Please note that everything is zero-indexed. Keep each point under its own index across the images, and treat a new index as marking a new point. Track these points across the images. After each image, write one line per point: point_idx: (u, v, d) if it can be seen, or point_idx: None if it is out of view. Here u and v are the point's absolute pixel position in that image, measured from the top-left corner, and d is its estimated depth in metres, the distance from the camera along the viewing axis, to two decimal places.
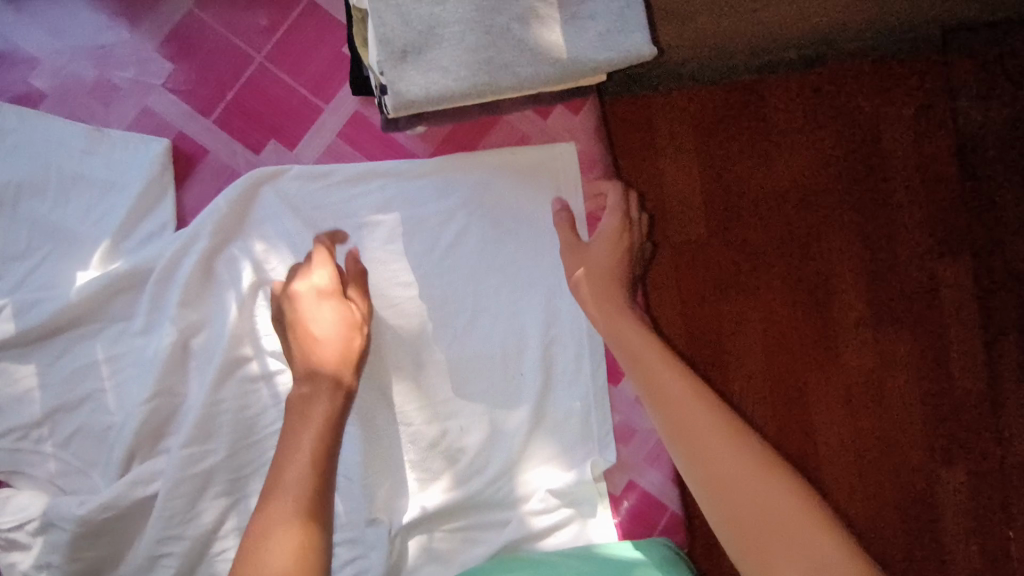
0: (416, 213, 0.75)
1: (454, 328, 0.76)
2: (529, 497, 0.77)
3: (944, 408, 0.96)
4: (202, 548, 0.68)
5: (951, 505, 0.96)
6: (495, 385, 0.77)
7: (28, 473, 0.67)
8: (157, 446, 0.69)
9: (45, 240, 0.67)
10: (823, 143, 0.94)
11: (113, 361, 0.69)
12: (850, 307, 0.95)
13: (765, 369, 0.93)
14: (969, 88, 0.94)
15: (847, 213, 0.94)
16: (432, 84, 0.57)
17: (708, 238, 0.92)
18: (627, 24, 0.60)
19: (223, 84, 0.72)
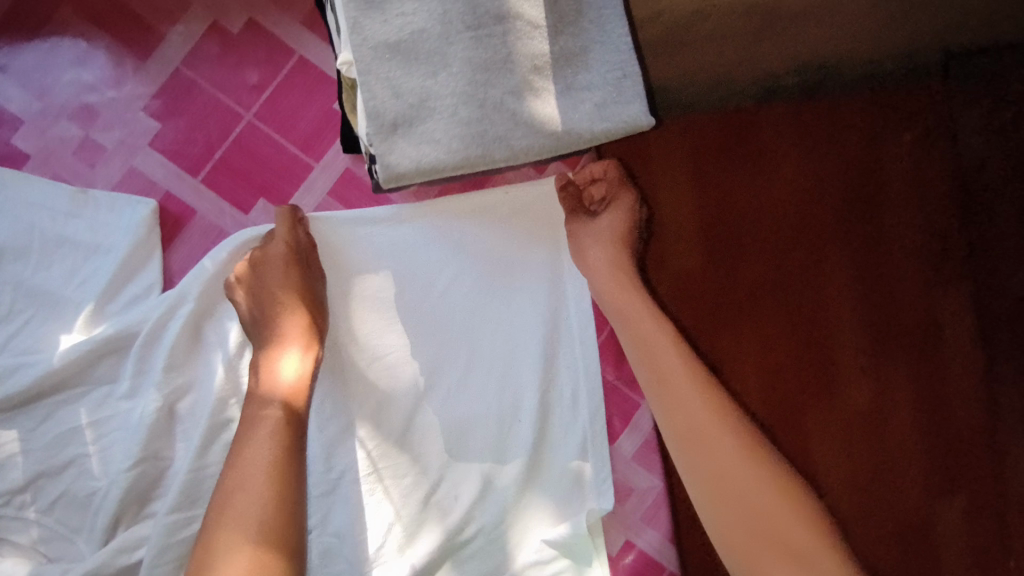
0: (414, 260, 0.72)
1: (446, 382, 0.72)
2: (523, 551, 0.71)
3: None
4: None
5: None
6: (495, 440, 0.72)
7: (11, 541, 0.63)
8: (143, 511, 0.64)
9: (30, 303, 0.65)
10: (846, 141, 0.69)
11: (98, 425, 0.65)
12: (885, 364, 0.68)
13: (773, 424, 0.72)
14: None
15: (891, 230, 0.67)
16: (424, 157, 0.54)
17: (701, 260, 0.76)
18: (623, 94, 0.57)
19: (212, 143, 0.70)
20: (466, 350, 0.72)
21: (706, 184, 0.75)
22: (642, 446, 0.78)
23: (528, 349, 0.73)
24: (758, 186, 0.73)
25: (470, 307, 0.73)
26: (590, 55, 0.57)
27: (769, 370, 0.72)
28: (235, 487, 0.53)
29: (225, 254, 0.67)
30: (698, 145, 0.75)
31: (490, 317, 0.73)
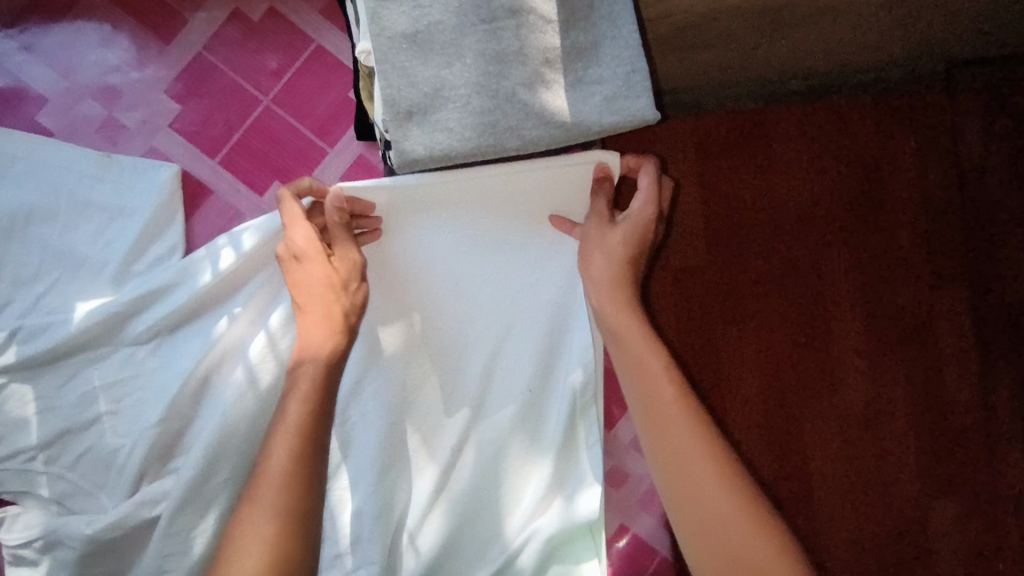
0: (458, 249, 0.72)
1: (449, 361, 0.73)
2: (519, 529, 0.71)
3: (941, 445, 0.89)
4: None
5: (947, 545, 0.89)
6: (508, 415, 0.73)
7: (33, 493, 0.65)
8: (167, 466, 0.65)
9: (56, 266, 0.67)
10: (825, 163, 0.88)
11: (119, 386, 0.66)
12: (849, 336, 0.89)
13: (763, 388, 0.89)
14: (973, 120, 0.86)
15: (846, 240, 0.89)
16: (437, 145, 0.56)
17: (707, 263, 0.88)
18: (632, 89, 0.59)
19: (231, 125, 0.72)
20: (478, 334, 0.73)
21: (711, 193, 0.88)
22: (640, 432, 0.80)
23: (548, 335, 0.73)
24: (762, 196, 0.88)
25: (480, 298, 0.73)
26: (601, 49, 0.59)
27: (760, 365, 0.89)
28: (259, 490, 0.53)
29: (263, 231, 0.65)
30: (704, 154, 0.88)
31: (502, 304, 0.73)
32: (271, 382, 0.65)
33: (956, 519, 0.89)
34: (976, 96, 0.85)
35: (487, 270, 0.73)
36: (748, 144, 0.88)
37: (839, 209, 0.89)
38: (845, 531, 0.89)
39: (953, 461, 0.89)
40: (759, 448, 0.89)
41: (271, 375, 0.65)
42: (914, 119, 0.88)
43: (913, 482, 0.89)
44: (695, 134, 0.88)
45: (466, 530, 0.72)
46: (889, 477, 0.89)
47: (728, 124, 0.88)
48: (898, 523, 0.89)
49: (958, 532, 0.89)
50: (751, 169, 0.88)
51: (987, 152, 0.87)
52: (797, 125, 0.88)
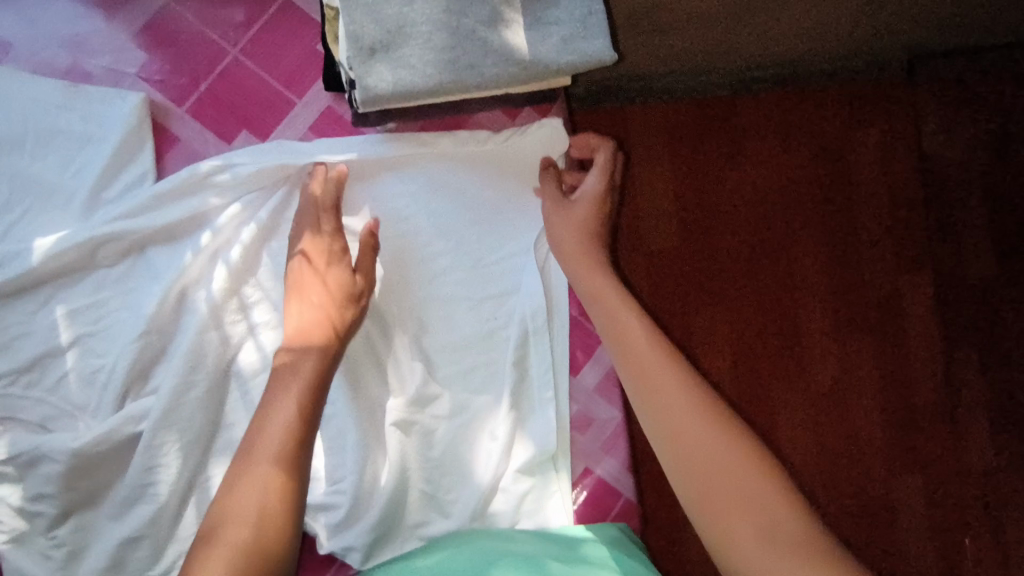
0: (436, 205, 0.75)
1: (426, 315, 0.76)
2: (484, 461, 0.76)
3: (900, 413, 1.02)
4: (190, 480, 0.71)
5: (909, 508, 1.01)
6: (475, 364, 0.76)
7: (18, 418, 0.68)
8: (146, 387, 0.71)
9: (25, 193, 0.68)
10: (790, 159, 0.99)
11: (93, 309, 0.70)
12: (815, 317, 1.01)
13: (741, 363, 0.99)
14: (932, 121, 1.02)
15: (812, 230, 1.00)
16: (400, 81, 0.58)
17: (683, 247, 0.97)
18: (590, 29, 0.61)
19: (198, 76, 0.73)
20: (452, 286, 0.76)
21: (689, 183, 0.97)
22: (604, 378, 0.80)
23: (516, 283, 0.77)
24: (739, 188, 0.98)
25: (452, 255, 0.76)
26: None
27: (734, 343, 0.99)
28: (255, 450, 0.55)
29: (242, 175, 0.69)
30: (678, 145, 0.97)
31: (479, 258, 0.76)
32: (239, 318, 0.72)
33: (917, 483, 1.01)
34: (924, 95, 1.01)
35: (462, 226, 0.76)
36: (724, 136, 0.98)
37: (806, 201, 1.00)
38: (823, 499, 0.99)
39: (915, 425, 1.02)
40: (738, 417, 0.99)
41: (239, 314, 0.71)
42: (876, 118, 1.01)
43: (875, 448, 1.01)
44: (670, 124, 0.96)
45: (425, 471, 0.75)
46: (855, 444, 1.01)
47: (702, 115, 0.97)
48: (863, 488, 1.00)
49: (919, 495, 1.01)
50: (727, 164, 0.98)
51: (944, 153, 1.02)
52: (766, 122, 0.99)
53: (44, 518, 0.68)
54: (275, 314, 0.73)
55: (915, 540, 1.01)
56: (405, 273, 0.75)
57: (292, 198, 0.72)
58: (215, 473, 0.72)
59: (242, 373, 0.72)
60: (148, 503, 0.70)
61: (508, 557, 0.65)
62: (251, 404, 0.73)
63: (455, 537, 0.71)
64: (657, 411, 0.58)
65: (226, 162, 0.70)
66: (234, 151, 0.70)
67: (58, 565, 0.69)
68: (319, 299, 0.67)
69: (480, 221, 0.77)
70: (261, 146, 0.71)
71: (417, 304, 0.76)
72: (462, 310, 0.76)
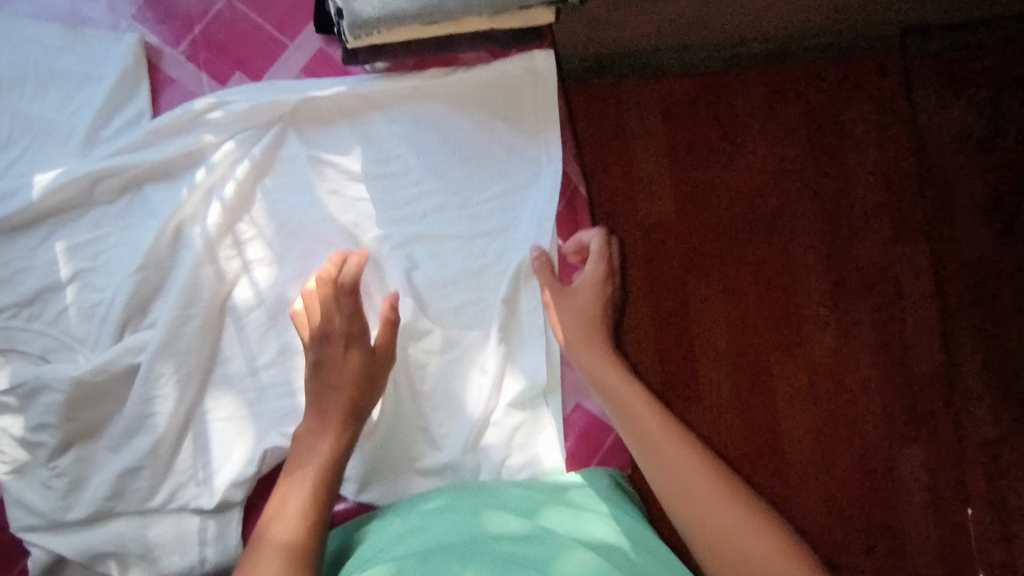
0: (423, 145, 0.77)
1: (415, 251, 0.77)
2: (474, 394, 0.77)
3: (910, 409, 0.89)
4: (188, 411, 0.73)
5: (917, 522, 0.88)
6: (465, 302, 0.78)
7: (20, 350, 0.70)
8: (143, 321, 0.72)
9: (26, 131, 0.70)
10: (783, 121, 0.91)
11: (92, 245, 0.71)
12: (811, 299, 0.90)
13: (724, 347, 0.89)
14: (934, 78, 0.91)
15: (807, 201, 0.91)
16: (384, 6, 0.61)
17: (662, 217, 0.90)
18: None
19: (192, 19, 0.75)
20: (442, 224, 0.77)
21: (671, 145, 0.91)
22: None
23: (506, 221, 0.79)
24: (722, 155, 0.91)
25: (441, 193, 0.78)
26: None
27: (714, 325, 0.89)
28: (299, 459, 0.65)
29: (234, 111, 0.72)
30: (664, 105, 0.91)
31: (468, 198, 0.78)
32: (233, 254, 0.73)
33: (926, 494, 0.89)
34: (940, 49, 0.90)
35: (449, 167, 0.78)
36: (710, 98, 0.91)
37: (798, 168, 0.91)
38: (814, 509, 0.88)
39: (925, 426, 0.89)
40: (721, 407, 0.88)
41: (233, 250, 0.73)
42: (883, 74, 0.90)
43: (880, 451, 0.89)
44: (656, 86, 0.91)
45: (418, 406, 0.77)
46: (857, 447, 0.89)
47: (690, 76, 0.91)
48: (862, 497, 0.88)
49: (929, 509, 0.88)
50: (714, 125, 0.91)
51: (958, 116, 0.91)
52: (756, 81, 0.91)
53: (45, 449, 0.70)
54: (269, 251, 0.74)
55: (927, 561, 0.88)
56: (396, 212, 0.77)
57: (284, 136, 0.74)
58: (212, 406, 0.74)
59: (236, 309, 0.74)
60: (147, 433, 0.72)
61: (494, 502, 0.67)
62: (246, 338, 0.74)
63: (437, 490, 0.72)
64: (660, 468, 0.65)
65: (220, 100, 0.72)
66: (228, 90, 0.72)
67: (58, 494, 0.71)
68: (342, 390, 0.68)
69: (469, 160, 0.78)
70: (254, 86, 0.73)
71: (409, 242, 0.77)
72: (451, 246, 0.78)
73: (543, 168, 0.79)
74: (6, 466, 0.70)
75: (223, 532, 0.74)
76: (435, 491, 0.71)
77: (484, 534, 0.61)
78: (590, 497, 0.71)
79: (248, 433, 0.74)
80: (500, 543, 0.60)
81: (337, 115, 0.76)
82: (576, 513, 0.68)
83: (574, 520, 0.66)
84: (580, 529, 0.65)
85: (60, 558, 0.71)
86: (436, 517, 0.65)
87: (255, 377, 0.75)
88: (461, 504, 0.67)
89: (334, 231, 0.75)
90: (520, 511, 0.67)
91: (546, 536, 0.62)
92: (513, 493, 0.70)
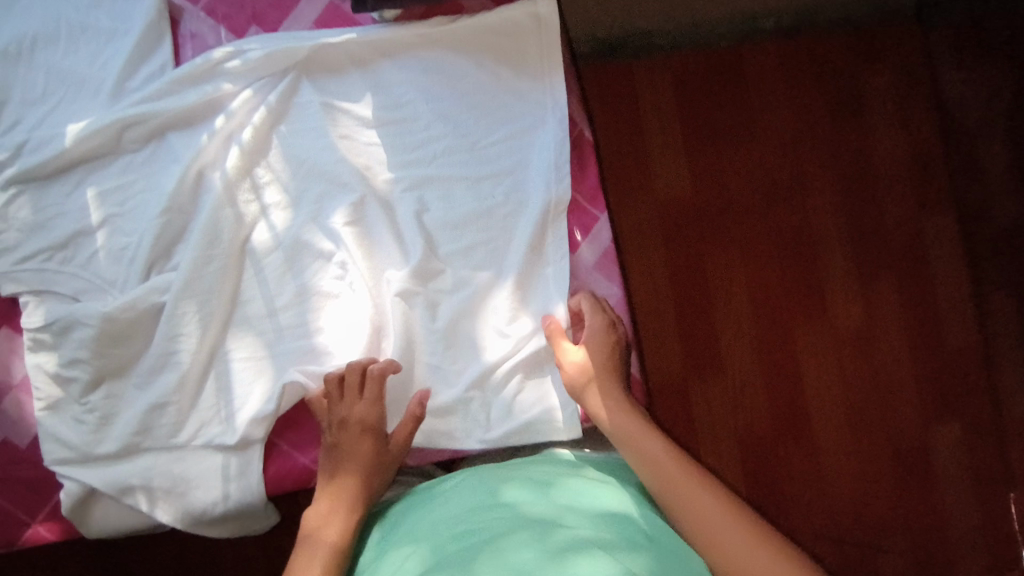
0: (433, 91, 0.80)
1: (426, 192, 0.79)
2: (487, 334, 0.79)
3: (812, 326, 1.31)
4: (210, 351, 0.76)
5: (817, 404, 1.31)
6: (476, 243, 0.79)
7: (55, 292, 0.74)
8: (169, 263, 0.75)
9: (59, 86, 0.75)
10: (721, 128, 1.31)
11: (120, 191, 0.75)
12: (743, 252, 1.31)
13: (682, 287, 1.30)
14: (830, 92, 1.33)
15: (741, 184, 1.31)
16: None
17: (639, 197, 1.30)
18: None
19: None
20: (453, 167, 0.80)
21: (643, 146, 1.30)
22: (603, 255, 0.82)
23: (515, 164, 0.81)
24: (680, 152, 1.31)
25: (450, 136, 0.80)
26: None
27: (676, 270, 1.30)
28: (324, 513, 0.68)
29: (251, 59, 0.75)
30: (637, 117, 1.30)
31: (477, 142, 0.80)
32: (253, 198, 0.76)
33: (824, 384, 1.31)
34: (825, 76, 1.33)
35: (459, 111, 0.80)
36: (669, 112, 1.31)
37: (734, 161, 1.31)
38: (746, 397, 1.30)
39: (823, 338, 1.31)
40: (680, 327, 1.30)
41: (252, 193, 0.76)
42: (788, 94, 1.32)
43: (791, 356, 1.31)
44: (632, 101, 1.30)
45: (433, 340, 0.78)
46: (775, 353, 1.31)
47: (655, 96, 1.31)
48: (780, 389, 1.30)
49: (825, 395, 1.31)
50: (673, 132, 1.31)
51: (841, 122, 1.33)
52: (702, 99, 1.31)
53: (77, 384, 0.74)
54: (286, 195, 0.77)
55: (823, 430, 1.31)
56: (406, 154, 0.79)
57: (298, 84, 0.78)
58: (234, 346, 0.76)
59: (255, 251, 0.76)
60: (172, 371, 0.75)
61: (512, 481, 0.70)
62: (265, 280, 0.77)
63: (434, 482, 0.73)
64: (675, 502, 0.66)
65: (237, 50, 0.76)
66: (245, 41, 0.76)
67: (90, 428, 0.74)
68: (352, 476, 0.71)
69: (476, 106, 0.81)
70: (269, 36, 0.77)
71: (419, 184, 0.79)
72: (462, 188, 0.80)
73: (548, 109, 0.81)
74: (41, 402, 0.74)
75: (246, 467, 0.76)
76: (453, 475, 0.75)
77: (498, 510, 0.64)
78: (602, 480, 0.73)
79: (267, 372, 0.77)
80: (511, 517, 0.63)
81: (347, 64, 0.79)
82: (592, 486, 0.70)
83: (587, 493, 0.68)
84: (594, 503, 0.67)
85: (91, 491, 0.74)
86: (458, 498, 0.69)
87: (274, 318, 0.77)
88: (480, 485, 0.70)
89: (345, 172, 0.77)
90: (536, 486, 0.69)
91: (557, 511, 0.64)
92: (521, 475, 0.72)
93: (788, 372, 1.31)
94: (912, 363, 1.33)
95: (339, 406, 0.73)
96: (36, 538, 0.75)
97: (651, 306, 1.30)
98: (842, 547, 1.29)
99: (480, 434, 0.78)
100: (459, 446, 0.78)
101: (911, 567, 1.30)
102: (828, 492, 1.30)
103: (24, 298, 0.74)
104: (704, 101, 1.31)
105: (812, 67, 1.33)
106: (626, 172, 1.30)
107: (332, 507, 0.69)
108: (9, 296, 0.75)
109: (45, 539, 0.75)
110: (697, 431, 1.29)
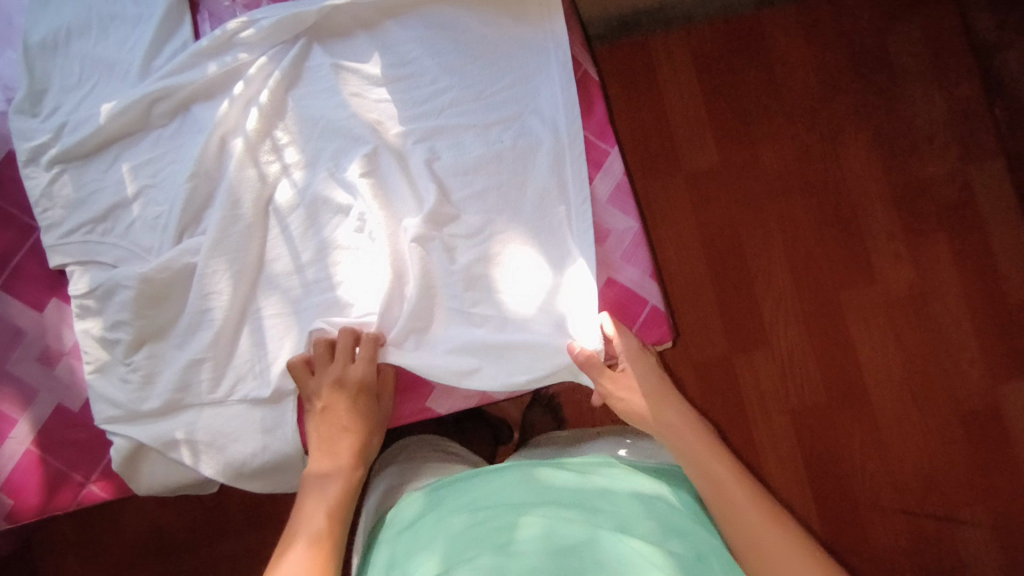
0: (436, 45, 0.82)
1: (437, 142, 0.81)
2: (509, 277, 0.79)
3: (859, 281, 1.26)
4: (243, 306, 0.79)
5: (871, 365, 1.25)
6: (489, 186, 0.80)
7: (97, 261, 0.79)
8: (199, 227, 0.79)
9: (93, 71, 0.81)
10: (741, 88, 1.30)
11: (152, 164, 0.80)
12: (778, 213, 1.28)
13: (714, 254, 1.27)
14: (850, 36, 1.30)
15: (767, 144, 1.29)
16: None
17: (662, 167, 1.29)
18: None
19: None
20: (461, 116, 0.81)
21: (662, 113, 1.30)
22: (617, 188, 0.83)
23: (522, 108, 0.82)
24: (700, 117, 1.30)
25: (455, 87, 0.82)
26: None
27: (707, 238, 1.28)
28: (324, 470, 0.74)
29: (263, 26, 0.80)
30: (652, 83, 1.30)
31: (484, 90, 0.82)
32: (273, 161, 0.80)
33: (878, 343, 1.25)
34: (842, 18, 1.30)
35: (462, 61, 0.82)
36: (685, 75, 1.30)
37: (757, 120, 1.29)
38: (795, 363, 1.26)
39: (871, 294, 1.26)
40: (716, 294, 1.27)
41: (272, 154, 0.80)
42: (807, 46, 1.30)
43: (839, 316, 1.26)
44: (645, 68, 1.30)
45: (457, 280, 0.78)
46: (822, 314, 1.26)
47: (668, 60, 1.30)
48: (829, 350, 1.26)
49: (880, 354, 1.25)
50: (692, 97, 1.30)
51: (866, 65, 1.29)
52: (717, 59, 1.30)
53: (121, 345, 0.78)
54: (303, 155, 0.80)
55: (881, 390, 1.25)
56: (415, 108, 0.81)
57: (310, 50, 0.82)
58: (264, 304, 0.79)
59: (280, 210, 0.80)
60: (207, 329, 0.78)
61: (552, 467, 0.73)
62: (291, 238, 0.79)
63: (448, 482, 0.75)
64: (710, 484, 0.71)
65: (251, 20, 0.81)
66: (258, 11, 0.81)
67: (134, 387, 0.78)
68: (350, 435, 0.75)
69: (479, 54, 0.82)
70: (279, 5, 0.81)
71: (429, 134, 0.81)
72: (471, 135, 0.81)
73: (550, 53, 0.83)
74: (90, 364, 0.78)
75: (281, 420, 0.78)
76: (493, 466, 0.76)
77: (536, 489, 0.69)
78: (623, 473, 0.74)
79: (296, 328, 0.79)
80: (546, 498, 0.67)
81: (354, 27, 0.83)
82: (627, 474, 0.74)
83: (625, 483, 0.72)
84: (631, 491, 0.71)
85: (137, 447, 0.77)
86: (503, 476, 0.72)
87: (301, 274, 0.79)
88: (519, 469, 0.73)
89: (358, 126, 0.80)
90: (575, 472, 0.73)
91: (590, 495, 0.69)
92: (552, 471, 0.72)
93: (837, 333, 1.26)
94: (972, 321, 1.25)
95: (329, 368, 0.76)
96: (91, 497, 0.78)
97: (684, 275, 1.27)
98: (914, 518, 1.22)
99: (507, 381, 0.77)
100: (486, 388, 0.76)
101: (992, 533, 1.21)
102: (893, 462, 1.24)
103: (70, 268, 0.79)
104: (721, 68, 1.30)
105: (832, 27, 1.30)
106: (646, 142, 1.30)
107: (334, 466, 0.74)
108: (57, 267, 0.80)
109: (99, 498, 0.78)
110: (743, 400, 1.25)
